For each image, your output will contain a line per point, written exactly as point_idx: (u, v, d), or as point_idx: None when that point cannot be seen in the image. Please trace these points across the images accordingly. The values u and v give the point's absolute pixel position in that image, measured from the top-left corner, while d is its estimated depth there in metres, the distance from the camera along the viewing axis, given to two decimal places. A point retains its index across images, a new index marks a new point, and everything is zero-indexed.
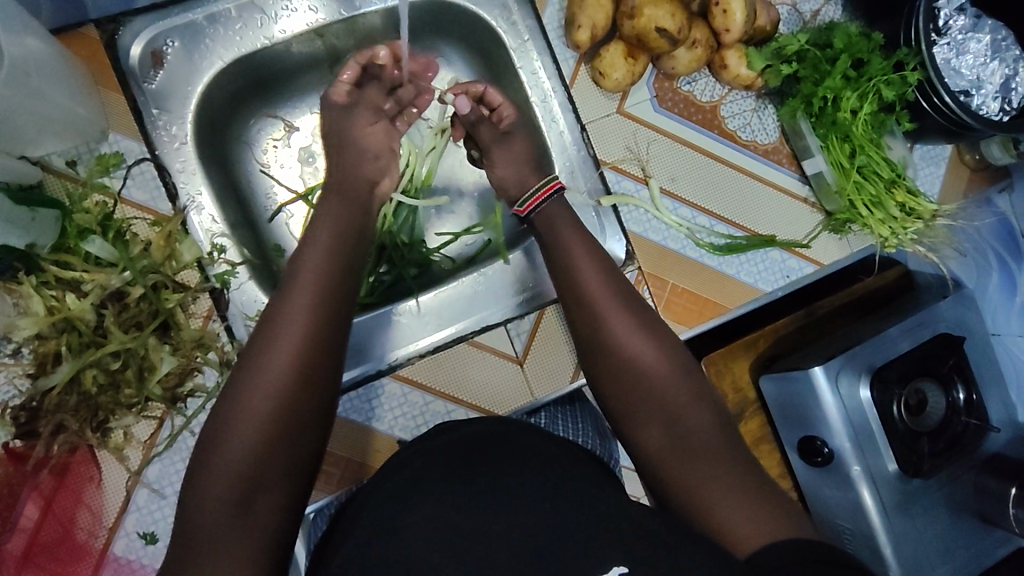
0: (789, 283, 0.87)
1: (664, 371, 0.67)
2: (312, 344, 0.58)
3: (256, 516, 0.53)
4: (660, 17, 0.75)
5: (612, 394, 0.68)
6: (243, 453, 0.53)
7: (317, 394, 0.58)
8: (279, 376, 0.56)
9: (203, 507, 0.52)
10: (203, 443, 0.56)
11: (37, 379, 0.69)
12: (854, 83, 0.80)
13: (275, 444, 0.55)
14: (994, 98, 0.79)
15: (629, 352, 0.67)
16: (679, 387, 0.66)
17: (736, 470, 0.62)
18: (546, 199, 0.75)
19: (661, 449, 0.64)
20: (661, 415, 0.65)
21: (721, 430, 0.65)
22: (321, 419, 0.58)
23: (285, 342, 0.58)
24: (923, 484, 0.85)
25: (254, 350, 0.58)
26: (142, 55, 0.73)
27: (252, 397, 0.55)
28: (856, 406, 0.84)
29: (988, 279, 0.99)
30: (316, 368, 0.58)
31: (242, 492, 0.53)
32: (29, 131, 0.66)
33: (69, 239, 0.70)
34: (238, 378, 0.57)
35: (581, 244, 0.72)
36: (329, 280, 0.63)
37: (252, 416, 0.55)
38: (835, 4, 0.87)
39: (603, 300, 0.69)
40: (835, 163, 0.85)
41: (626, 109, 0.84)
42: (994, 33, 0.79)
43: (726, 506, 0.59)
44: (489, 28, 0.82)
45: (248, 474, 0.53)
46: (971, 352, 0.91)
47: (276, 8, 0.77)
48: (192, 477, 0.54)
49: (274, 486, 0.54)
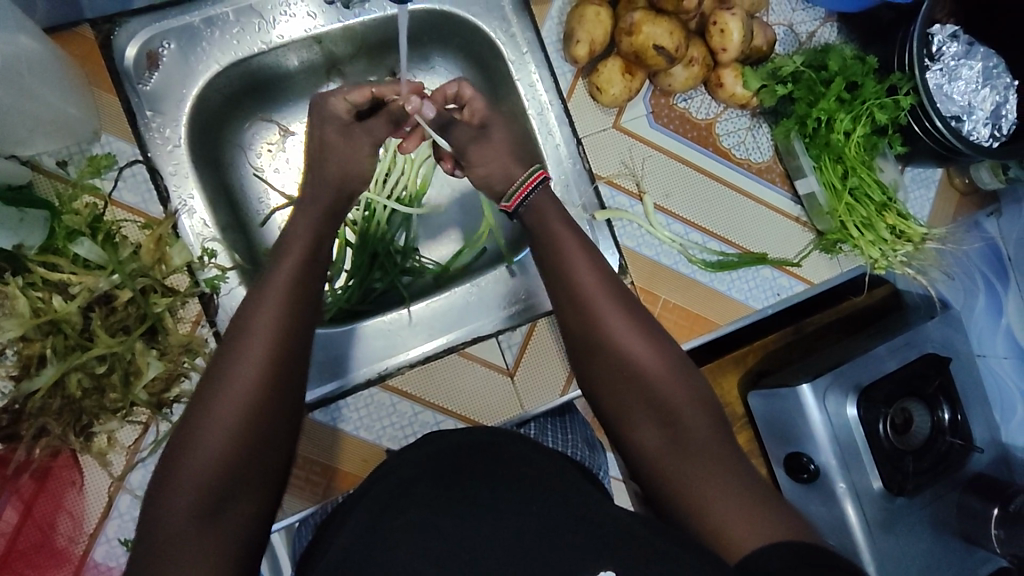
0: (779, 301, 0.88)
1: (655, 371, 0.66)
2: (283, 345, 0.58)
3: (224, 521, 0.52)
4: (659, 34, 0.75)
5: (608, 396, 0.68)
6: (213, 458, 0.52)
7: (288, 397, 0.58)
8: (249, 380, 0.55)
9: (169, 513, 0.51)
10: (171, 449, 0.54)
11: (20, 382, 0.68)
12: (847, 106, 0.80)
13: (245, 449, 0.54)
14: (985, 124, 0.80)
15: (618, 354, 0.67)
16: (672, 387, 0.65)
17: (729, 469, 0.62)
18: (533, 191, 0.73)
19: (654, 453, 0.64)
20: (653, 417, 0.65)
21: (716, 431, 0.65)
22: (290, 421, 0.58)
23: (258, 343, 0.57)
24: (907, 503, 0.86)
25: (226, 351, 0.58)
26: (138, 56, 0.73)
27: (223, 400, 0.54)
28: (842, 424, 0.84)
29: (975, 301, 1.00)
30: (288, 370, 0.58)
31: (212, 496, 0.52)
32: (20, 130, 0.65)
33: (57, 241, 0.69)
34: (209, 383, 0.56)
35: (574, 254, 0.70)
36: (305, 281, 0.63)
37: (224, 420, 0.54)
38: (830, 26, 0.88)
39: (592, 301, 0.68)
40: (827, 184, 0.85)
41: (622, 124, 0.84)
42: (986, 60, 0.80)
43: (719, 505, 0.59)
44: (488, 40, 0.82)
45: (218, 479, 0.52)
46: (957, 373, 0.92)
47: (274, 13, 0.77)
48: (159, 483, 0.53)
49: (244, 491, 0.54)
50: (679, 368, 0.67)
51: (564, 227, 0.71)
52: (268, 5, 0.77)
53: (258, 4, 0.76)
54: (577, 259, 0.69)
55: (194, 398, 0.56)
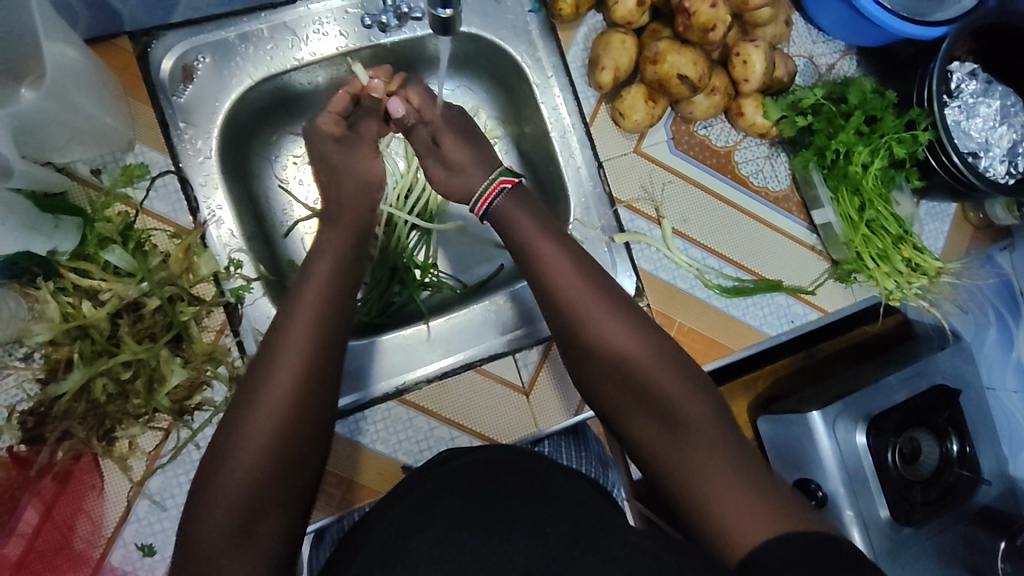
0: (794, 328, 0.88)
1: (643, 365, 0.66)
2: (312, 364, 0.59)
3: (257, 535, 0.53)
4: (683, 64, 0.77)
5: (603, 391, 0.68)
6: (247, 472, 0.54)
7: (317, 412, 0.59)
8: (280, 398, 0.57)
9: (207, 527, 0.52)
10: (207, 464, 0.56)
11: (47, 385, 0.69)
12: (866, 139, 0.81)
13: (278, 467, 0.55)
14: (1001, 161, 0.81)
15: (606, 349, 0.68)
16: (660, 379, 0.66)
17: (727, 460, 0.62)
18: (494, 200, 0.74)
19: (652, 446, 0.65)
20: (649, 413, 0.65)
21: (715, 421, 0.64)
22: (320, 436, 0.59)
23: (285, 363, 0.58)
24: (915, 533, 0.86)
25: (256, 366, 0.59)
26: (173, 69, 0.75)
27: (255, 417, 0.56)
28: (851, 452, 0.85)
29: (986, 333, 1.00)
30: (317, 388, 0.59)
31: (245, 511, 0.53)
32: (58, 139, 0.67)
33: (88, 247, 0.71)
34: (241, 399, 0.58)
35: (597, 276, 0.71)
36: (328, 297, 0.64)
37: (258, 436, 0.55)
38: (850, 59, 0.90)
39: (577, 300, 0.69)
40: (843, 216, 0.86)
41: (643, 149, 0.86)
42: (1004, 98, 0.81)
43: (717, 497, 0.59)
44: (514, 62, 0.84)
45: (253, 494, 0.54)
46: (967, 404, 0.93)
47: (307, 31, 0.79)
48: (196, 500, 0.55)
49: (276, 506, 0.55)
50: (668, 360, 0.67)
51: (545, 231, 0.72)
52: (301, 22, 0.78)
53: (292, 22, 0.78)
54: (559, 259, 0.71)
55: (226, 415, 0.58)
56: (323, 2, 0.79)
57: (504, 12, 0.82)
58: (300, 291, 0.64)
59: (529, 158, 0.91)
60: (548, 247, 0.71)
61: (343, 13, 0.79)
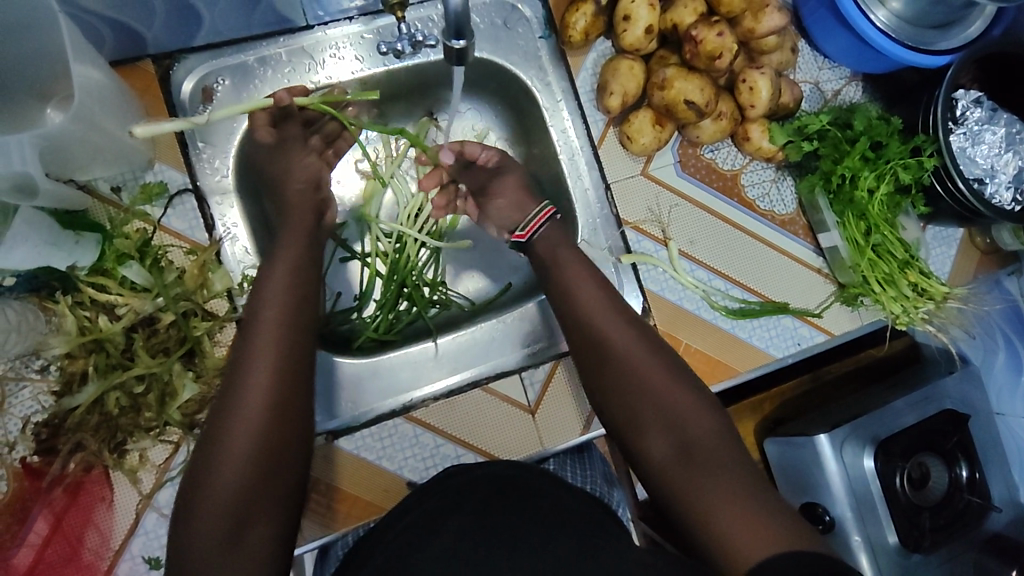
0: (800, 350, 0.89)
1: (653, 382, 0.67)
2: (285, 377, 0.60)
3: (245, 547, 0.54)
4: (690, 90, 0.78)
5: (613, 403, 0.68)
6: (232, 481, 0.55)
7: (293, 425, 0.59)
8: (256, 413, 0.57)
9: (195, 533, 0.53)
10: (190, 474, 0.56)
11: (62, 398, 0.70)
12: (871, 164, 0.82)
13: (261, 472, 0.56)
14: (1007, 187, 0.82)
15: (617, 359, 0.69)
16: (670, 394, 0.66)
17: (732, 476, 0.60)
18: (540, 227, 0.78)
19: (662, 460, 0.64)
20: (659, 425, 0.65)
21: (722, 437, 0.64)
22: (299, 450, 0.60)
23: (257, 377, 0.59)
24: (925, 560, 0.85)
25: (228, 385, 0.59)
26: (194, 91, 0.77)
27: (234, 431, 0.56)
28: (859, 476, 0.84)
29: (994, 357, 1.00)
30: (289, 401, 0.59)
31: (233, 521, 0.54)
32: (81, 158, 0.69)
33: (106, 262, 0.72)
34: (219, 410, 0.58)
35: (609, 304, 0.72)
36: (288, 307, 0.64)
37: (237, 438, 0.56)
38: (856, 85, 0.91)
39: (595, 315, 0.72)
40: (850, 239, 0.86)
41: (650, 172, 0.87)
42: (1009, 126, 0.82)
43: (727, 513, 0.58)
44: (524, 86, 0.86)
45: (237, 504, 0.54)
46: (976, 430, 0.92)
47: (324, 55, 0.81)
48: (183, 509, 0.55)
49: (264, 508, 0.56)
50: (679, 377, 0.68)
51: (572, 254, 0.76)
52: (318, 47, 0.81)
53: (309, 47, 0.81)
54: (579, 277, 0.74)
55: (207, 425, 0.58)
56: (340, 28, 0.81)
57: (515, 38, 0.84)
58: (254, 300, 0.64)
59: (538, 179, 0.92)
60: (566, 264, 0.75)
61: (359, 39, 0.82)
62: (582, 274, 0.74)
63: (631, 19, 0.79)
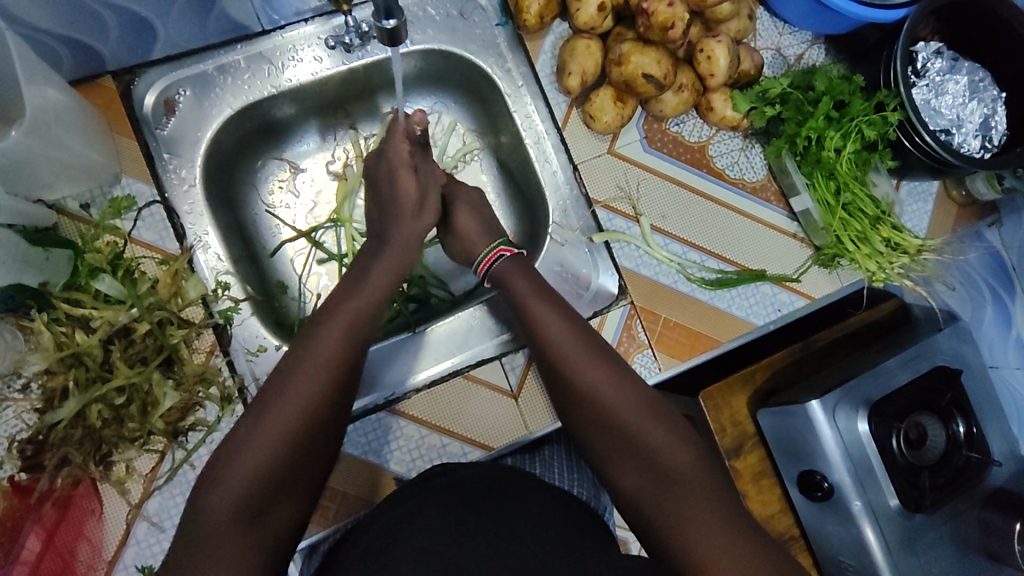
0: (781, 316, 0.88)
1: (624, 413, 0.63)
2: (343, 369, 0.60)
3: (260, 526, 0.53)
4: (647, 64, 0.78)
5: (587, 435, 0.65)
6: (270, 455, 0.55)
7: (337, 413, 0.60)
8: (309, 391, 0.57)
9: (215, 506, 0.52)
10: (225, 445, 0.56)
11: (44, 414, 0.71)
12: (836, 124, 0.81)
13: (295, 450, 0.56)
14: (974, 136, 0.82)
15: (585, 392, 0.65)
16: (642, 426, 0.62)
17: (710, 505, 0.58)
18: (495, 263, 0.76)
19: (637, 491, 0.61)
20: (631, 458, 0.62)
21: (698, 463, 0.61)
22: (332, 440, 0.60)
23: (319, 362, 0.59)
24: (927, 519, 0.84)
25: (285, 368, 0.59)
26: (156, 104, 0.78)
27: (285, 406, 0.56)
28: (854, 440, 0.83)
29: (983, 311, 0.99)
30: (341, 390, 0.60)
31: (255, 499, 0.53)
32: (48, 176, 0.69)
33: (81, 277, 0.73)
34: (272, 387, 0.58)
35: (572, 333, 0.69)
36: (364, 307, 0.66)
37: (283, 414, 0.56)
38: (818, 48, 0.91)
39: (560, 348, 0.68)
40: (820, 201, 0.86)
41: (617, 150, 0.87)
42: (971, 74, 0.82)
43: (709, 550, 0.55)
44: (485, 74, 0.86)
45: (264, 482, 0.54)
46: (970, 385, 0.91)
47: (284, 60, 0.82)
48: (207, 478, 0.54)
49: (287, 488, 0.56)
50: (648, 405, 0.64)
51: (530, 287, 0.72)
52: (277, 53, 0.82)
53: (268, 52, 0.81)
54: (542, 310, 0.70)
55: (255, 400, 0.58)
56: (297, 31, 0.82)
57: (472, 28, 0.85)
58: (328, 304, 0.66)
59: (508, 166, 0.93)
60: (524, 297, 0.72)
61: (316, 40, 0.82)
62: (540, 304, 0.71)
63: None
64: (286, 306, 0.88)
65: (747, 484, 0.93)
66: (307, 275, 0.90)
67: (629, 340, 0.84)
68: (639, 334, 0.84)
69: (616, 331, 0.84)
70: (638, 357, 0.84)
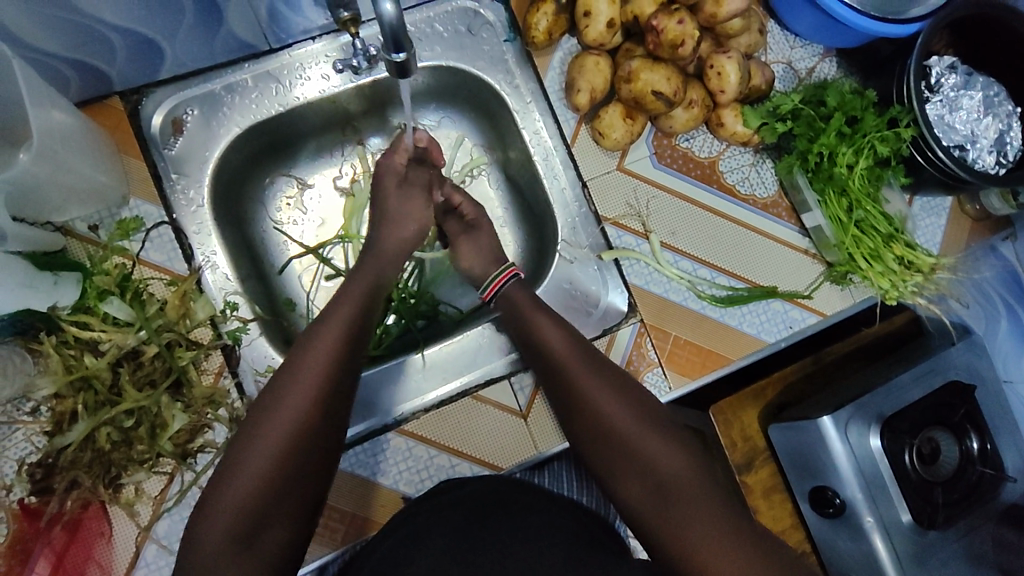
0: (792, 333, 0.88)
1: (624, 427, 0.64)
2: (329, 387, 0.60)
3: (256, 550, 0.53)
4: (656, 80, 0.77)
5: (589, 449, 0.66)
6: (260, 479, 0.55)
7: (327, 433, 0.60)
8: (295, 412, 0.58)
9: (210, 533, 0.53)
10: (218, 470, 0.56)
11: (53, 438, 0.71)
12: (849, 140, 0.80)
13: (285, 472, 0.56)
14: (989, 151, 0.80)
15: (587, 406, 0.67)
16: (642, 439, 0.64)
17: (712, 513, 0.58)
18: (504, 284, 0.77)
19: (640, 502, 0.62)
20: (633, 470, 0.63)
21: (699, 474, 0.62)
22: (325, 460, 0.60)
23: (305, 382, 0.59)
24: (942, 536, 0.83)
25: (271, 390, 0.60)
26: (163, 124, 0.78)
27: (271, 430, 0.57)
28: (866, 455, 0.82)
29: (996, 325, 0.96)
30: (328, 410, 0.60)
31: (248, 524, 0.53)
32: (57, 200, 0.70)
33: (88, 299, 0.73)
34: (260, 410, 0.58)
35: (574, 348, 0.71)
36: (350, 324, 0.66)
37: (272, 437, 0.56)
38: (830, 62, 0.90)
39: (563, 363, 0.70)
40: (832, 218, 0.85)
41: (626, 166, 0.86)
42: (986, 89, 0.81)
43: (711, 558, 0.56)
44: (493, 91, 0.86)
45: (257, 506, 0.54)
46: (985, 400, 0.89)
47: (292, 78, 0.82)
48: (202, 506, 0.55)
49: (281, 511, 0.55)
50: (648, 419, 0.65)
51: (532, 304, 0.75)
52: (285, 71, 0.81)
53: (276, 71, 0.81)
54: (545, 326, 0.72)
55: (243, 424, 0.59)
56: (305, 49, 0.81)
57: (480, 44, 0.84)
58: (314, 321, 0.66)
59: (516, 182, 0.92)
60: (527, 311, 0.74)
61: (324, 58, 0.82)
62: (542, 316, 0.73)
63: (591, 14, 0.78)
64: (293, 323, 0.87)
65: (760, 500, 0.91)
66: (315, 292, 0.90)
67: (639, 359, 0.83)
68: (649, 352, 0.83)
69: (626, 349, 0.83)
70: (648, 376, 0.83)
